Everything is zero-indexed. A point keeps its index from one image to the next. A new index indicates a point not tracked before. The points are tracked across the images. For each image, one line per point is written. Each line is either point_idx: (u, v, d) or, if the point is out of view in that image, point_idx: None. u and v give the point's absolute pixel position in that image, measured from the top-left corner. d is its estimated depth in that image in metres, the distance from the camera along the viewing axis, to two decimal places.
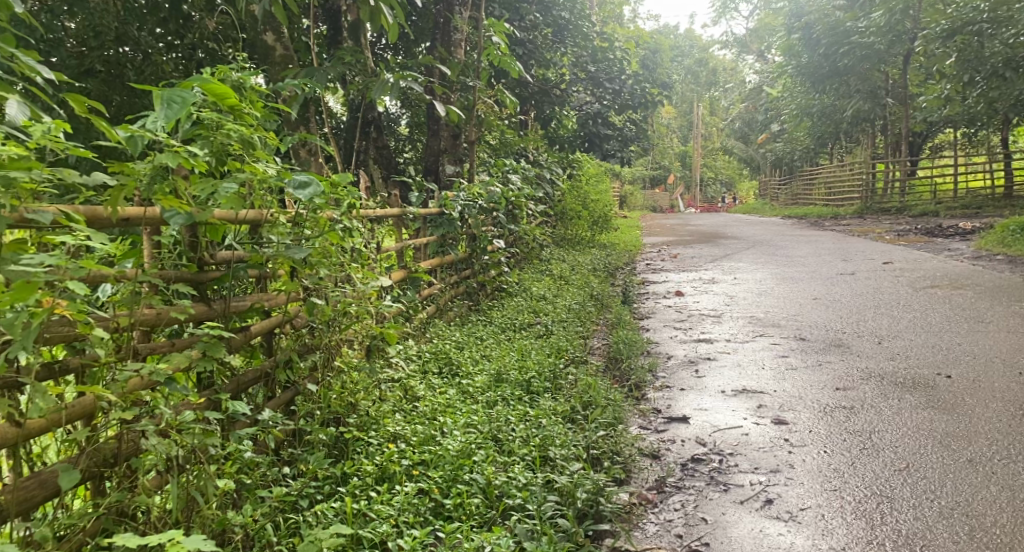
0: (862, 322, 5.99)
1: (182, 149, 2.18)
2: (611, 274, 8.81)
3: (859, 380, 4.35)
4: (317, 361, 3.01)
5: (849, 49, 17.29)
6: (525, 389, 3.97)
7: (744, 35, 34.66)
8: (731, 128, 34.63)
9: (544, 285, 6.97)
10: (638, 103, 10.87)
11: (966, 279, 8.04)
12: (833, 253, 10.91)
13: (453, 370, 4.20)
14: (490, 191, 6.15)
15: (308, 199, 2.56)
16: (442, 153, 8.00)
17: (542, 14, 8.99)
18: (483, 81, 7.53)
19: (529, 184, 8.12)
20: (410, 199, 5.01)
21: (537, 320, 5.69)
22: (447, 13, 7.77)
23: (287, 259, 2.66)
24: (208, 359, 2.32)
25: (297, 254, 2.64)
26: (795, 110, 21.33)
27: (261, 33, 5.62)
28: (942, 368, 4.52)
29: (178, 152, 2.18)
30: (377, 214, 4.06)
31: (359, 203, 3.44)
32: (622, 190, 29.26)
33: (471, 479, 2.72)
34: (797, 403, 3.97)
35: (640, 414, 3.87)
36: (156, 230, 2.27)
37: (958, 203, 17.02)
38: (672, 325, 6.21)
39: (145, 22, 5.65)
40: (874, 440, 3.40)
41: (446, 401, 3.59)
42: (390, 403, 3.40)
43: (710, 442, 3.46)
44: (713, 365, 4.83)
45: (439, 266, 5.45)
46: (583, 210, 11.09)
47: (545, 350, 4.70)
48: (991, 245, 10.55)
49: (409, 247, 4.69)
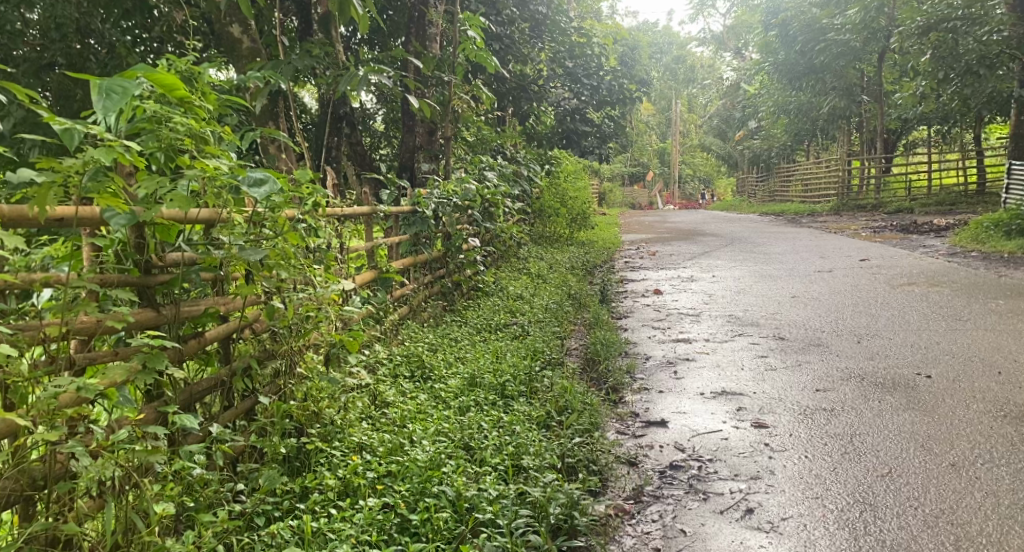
0: (841, 320, 5.93)
1: (117, 143, 2.05)
2: (589, 272, 8.71)
3: (838, 381, 4.26)
4: (278, 368, 2.89)
5: (825, 46, 17.35)
6: (500, 394, 3.85)
7: (722, 32, 34.75)
8: (709, 125, 34.69)
9: (520, 284, 6.85)
10: (617, 99, 10.80)
11: (943, 276, 8.03)
12: (811, 251, 10.88)
13: (425, 373, 4.07)
14: (465, 188, 6.03)
15: (265, 198, 2.40)
16: (417, 150, 7.87)
17: (519, 9, 8.88)
18: (458, 76, 7.41)
19: (505, 181, 8.01)
20: (381, 197, 4.88)
21: (513, 321, 5.56)
22: (421, 7, 7.66)
23: (242, 261, 2.53)
24: (149, 371, 2.14)
25: (252, 256, 2.51)
26: (773, 107, 21.38)
27: (228, 25, 5.49)
28: (922, 367, 4.44)
29: (113, 146, 2.05)
30: (345, 212, 3.92)
31: (324, 202, 3.35)
32: (601, 188, 29.26)
33: (440, 491, 2.61)
34: (777, 406, 3.88)
35: (618, 418, 3.76)
36: (94, 231, 2.15)
37: (934, 199, 17.11)
38: (650, 325, 6.12)
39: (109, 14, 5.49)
40: (856, 444, 3.31)
41: (418, 407, 3.46)
42: (358, 411, 3.27)
43: (688, 447, 3.35)
44: (691, 366, 4.73)
45: (412, 266, 5.31)
46: (561, 208, 10.99)
47: (521, 352, 4.58)
48: (966, 241, 10.56)
49: (379, 246, 4.56)
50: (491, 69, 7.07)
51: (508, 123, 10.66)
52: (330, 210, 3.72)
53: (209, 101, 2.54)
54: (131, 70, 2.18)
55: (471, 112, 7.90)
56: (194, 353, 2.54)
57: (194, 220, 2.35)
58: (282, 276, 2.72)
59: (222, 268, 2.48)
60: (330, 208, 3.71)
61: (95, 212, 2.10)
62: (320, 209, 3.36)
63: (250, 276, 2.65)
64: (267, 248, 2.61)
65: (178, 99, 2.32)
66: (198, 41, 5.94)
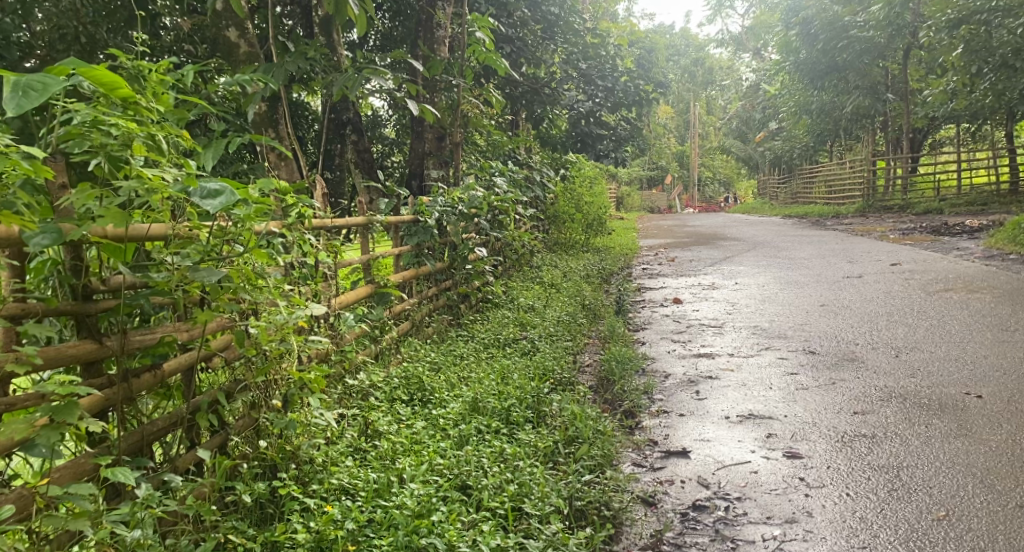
0: (875, 332, 5.54)
1: (14, 150, 1.75)
2: (605, 281, 8.37)
3: (878, 402, 3.89)
4: (249, 400, 2.50)
5: (847, 43, 16.91)
6: (504, 421, 3.51)
7: (741, 33, 34.26)
8: (730, 126, 34.22)
9: (532, 294, 6.52)
10: (632, 100, 10.26)
11: (981, 281, 7.59)
12: (838, 255, 10.45)
13: (425, 398, 3.72)
14: (472, 194, 5.71)
15: (222, 211, 2.05)
16: (427, 156, 7.57)
17: (530, 10, 8.54)
18: (467, 79, 7.09)
19: (516, 188, 7.68)
20: (379, 206, 4.56)
21: (523, 335, 5.23)
22: (429, 9, 7.36)
23: (198, 282, 2.17)
24: (60, 423, 1.82)
25: (207, 277, 2.15)
26: (794, 108, 20.91)
27: (224, 29, 5.16)
28: (970, 386, 4.07)
29: (10, 154, 1.75)
30: (334, 224, 3.58)
31: (308, 213, 3.05)
32: (619, 193, 28.93)
33: (428, 544, 2.29)
34: (811, 432, 3.52)
35: (634, 447, 3.41)
36: (17, 252, 1.87)
37: (963, 200, 16.60)
38: (669, 337, 5.76)
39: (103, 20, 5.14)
40: (904, 479, 2.96)
41: (412, 436, 3.13)
42: (345, 442, 2.93)
43: (714, 483, 3.00)
44: (715, 385, 4.37)
45: (414, 279, 4.99)
46: (576, 213, 10.65)
47: (529, 373, 4.23)
48: (1002, 244, 10.09)
49: (376, 259, 4.23)
50: (501, 72, 6.75)
51: (522, 127, 10.31)
52: (318, 222, 3.40)
53: (163, 102, 2.24)
54: (59, 64, 1.90)
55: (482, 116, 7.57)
56: (150, 388, 2.18)
57: (142, 237, 2.04)
58: (247, 297, 2.35)
59: (176, 294, 2.14)
60: (318, 220, 3.39)
61: (10, 232, 1.81)
62: (304, 223, 3.06)
63: (210, 299, 2.28)
64: (230, 267, 2.27)
65: (121, 99, 2.04)
66: (194, 45, 5.65)
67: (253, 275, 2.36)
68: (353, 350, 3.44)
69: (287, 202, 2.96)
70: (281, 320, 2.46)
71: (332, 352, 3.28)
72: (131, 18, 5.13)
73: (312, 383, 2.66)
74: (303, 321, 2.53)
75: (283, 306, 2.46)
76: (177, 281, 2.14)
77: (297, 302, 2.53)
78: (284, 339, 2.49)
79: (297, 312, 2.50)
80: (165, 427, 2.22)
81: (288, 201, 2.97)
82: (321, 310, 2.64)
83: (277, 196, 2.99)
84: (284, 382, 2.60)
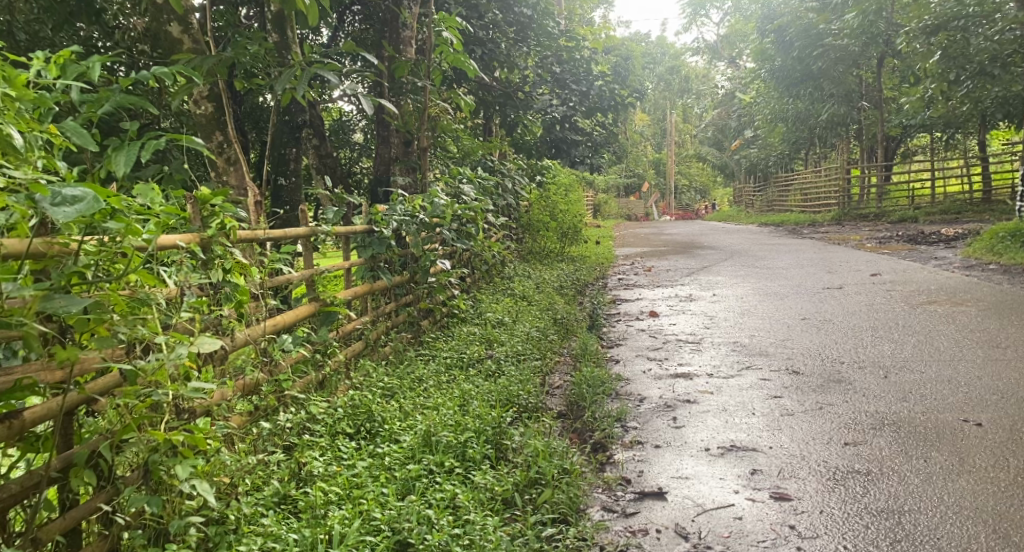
0: (860, 349, 5.21)
1: None
2: (579, 293, 8.01)
3: (870, 431, 3.56)
4: (138, 454, 2.11)
5: (823, 51, 16.74)
6: (460, 459, 3.15)
7: (717, 42, 34.18)
8: (705, 134, 34.07)
9: (501, 307, 6.15)
10: (607, 105, 9.91)
11: (964, 293, 7.33)
12: (816, 264, 10.19)
13: (373, 432, 3.34)
14: (435, 203, 5.31)
15: (73, 218, 1.83)
16: (393, 162, 7.18)
17: (502, 12, 8.21)
18: (434, 81, 6.69)
19: (486, 195, 7.30)
20: (326, 215, 4.18)
21: (488, 354, 4.86)
22: (394, 9, 6.97)
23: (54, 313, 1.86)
24: None
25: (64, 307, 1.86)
26: (770, 116, 20.76)
27: (165, 23, 4.65)
28: (968, 412, 3.74)
29: None
30: (269, 235, 3.21)
31: (231, 224, 2.75)
32: (594, 201, 28.71)
33: None
34: (799, 466, 3.19)
35: (604, 486, 3.07)
36: None
37: (938, 209, 16.48)
38: (644, 355, 5.41)
39: (31, 10, 4.62)
40: (908, 526, 2.68)
41: (351, 481, 2.78)
42: (270, 492, 2.58)
43: (694, 533, 2.70)
44: (693, 411, 4.00)
45: (369, 294, 4.60)
46: (551, 221, 10.29)
47: (491, 401, 3.85)
48: (980, 253, 9.86)
49: (321, 274, 3.84)
50: (470, 74, 6.40)
51: (495, 132, 9.95)
52: (245, 233, 3.03)
53: (20, 90, 1.98)
54: None
55: (450, 121, 7.21)
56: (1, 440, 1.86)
57: None
58: (125, 329, 2.04)
59: (22, 327, 1.81)
60: (250, 231, 3.09)
61: None
62: (230, 236, 2.79)
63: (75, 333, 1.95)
64: (103, 292, 1.99)
65: None
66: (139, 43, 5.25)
67: (130, 304, 2.07)
68: (289, 378, 3.19)
69: (209, 212, 2.69)
70: (154, 359, 2.11)
71: (261, 382, 3.00)
72: (67, 12, 4.71)
73: (184, 445, 2.17)
74: (186, 359, 2.17)
75: (162, 340, 2.12)
76: (29, 311, 1.83)
77: (178, 339, 2.19)
78: (163, 381, 2.15)
79: (180, 350, 2.16)
80: (18, 491, 1.91)
81: (210, 211, 2.69)
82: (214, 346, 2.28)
83: (195, 205, 2.66)
84: (175, 427, 2.24)
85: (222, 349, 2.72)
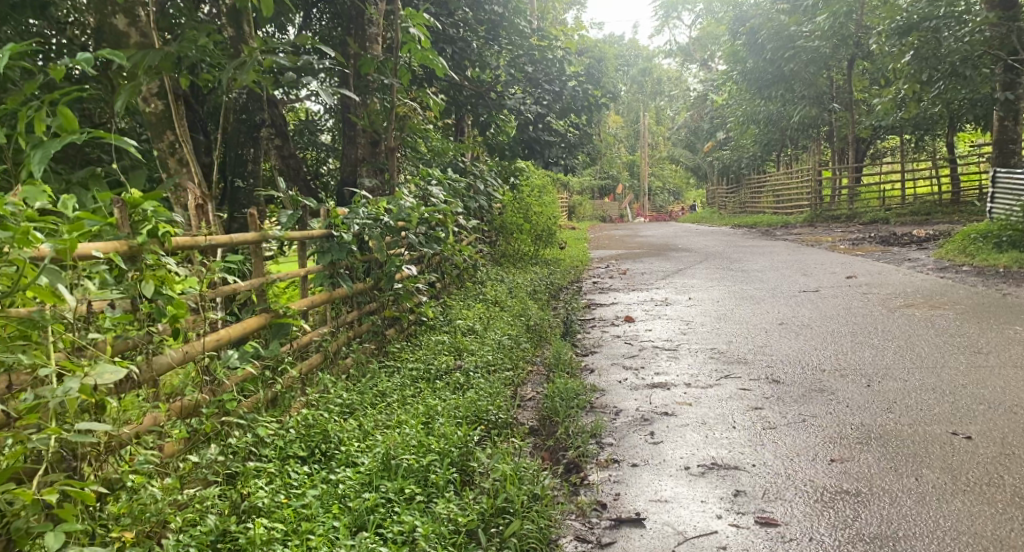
0: (841, 356, 5.03)
1: None
2: (553, 297, 7.81)
3: (857, 445, 3.38)
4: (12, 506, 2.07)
5: (793, 53, 16.72)
6: (422, 485, 2.96)
7: (688, 44, 34.19)
8: (677, 136, 34.04)
9: (471, 313, 5.92)
10: (581, 106, 9.65)
11: (941, 295, 7.23)
12: (792, 267, 10.07)
13: (329, 454, 3.16)
14: (400, 204, 5.08)
15: None
16: (359, 163, 6.93)
17: (472, 9, 8.01)
18: (401, 78, 6.45)
19: (457, 196, 7.07)
20: (281, 219, 3.93)
21: (457, 364, 4.64)
22: (359, 5, 6.71)
23: None
24: None
25: None
26: (742, 118, 20.72)
27: (110, 14, 4.29)
28: (958, 424, 3.56)
29: None
30: (207, 241, 3.03)
31: (168, 229, 2.65)
32: (568, 204, 28.56)
33: None
34: (785, 485, 3.02)
35: (578, 511, 2.92)
36: None
37: (908, 209, 16.52)
38: (620, 363, 5.20)
39: None
40: None
41: (300, 514, 2.63)
42: (207, 529, 2.45)
43: None
44: (671, 425, 3.80)
45: (329, 304, 4.36)
46: (524, 223, 10.05)
47: (458, 417, 3.61)
48: (953, 254, 9.80)
49: (272, 284, 3.62)
50: (438, 72, 6.17)
51: (466, 132, 9.71)
52: (179, 240, 2.84)
53: None
54: None
55: (418, 121, 6.99)
56: None
57: None
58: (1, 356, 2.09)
59: None
60: (189, 240, 2.95)
61: None
62: (164, 244, 2.67)
63: None
64: None
65: None
66: (89, 38, 4.98)
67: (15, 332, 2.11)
68: (233, 399, 3.05)
69: (139, 217, 2.58)
70: (33, 396, 2.11)
71: (202, 403, 2.87)
72: (12, 3, 4.43)
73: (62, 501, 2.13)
74: (76, 395, 2.15)
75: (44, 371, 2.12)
76: None
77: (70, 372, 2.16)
78: (42, 423, 2.14)
79: (68, 386, 2.14)
80: None
81: (141, 216, 2.59)
82: (116, 377, 2.25)
83: (125, 208, 2.55)
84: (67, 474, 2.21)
85: (149, 370, 2.64)
